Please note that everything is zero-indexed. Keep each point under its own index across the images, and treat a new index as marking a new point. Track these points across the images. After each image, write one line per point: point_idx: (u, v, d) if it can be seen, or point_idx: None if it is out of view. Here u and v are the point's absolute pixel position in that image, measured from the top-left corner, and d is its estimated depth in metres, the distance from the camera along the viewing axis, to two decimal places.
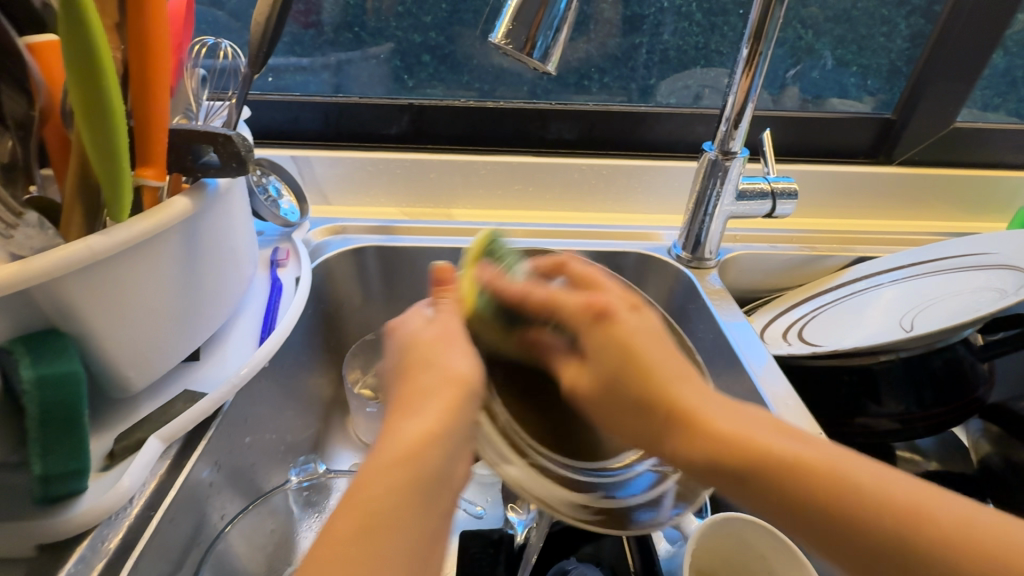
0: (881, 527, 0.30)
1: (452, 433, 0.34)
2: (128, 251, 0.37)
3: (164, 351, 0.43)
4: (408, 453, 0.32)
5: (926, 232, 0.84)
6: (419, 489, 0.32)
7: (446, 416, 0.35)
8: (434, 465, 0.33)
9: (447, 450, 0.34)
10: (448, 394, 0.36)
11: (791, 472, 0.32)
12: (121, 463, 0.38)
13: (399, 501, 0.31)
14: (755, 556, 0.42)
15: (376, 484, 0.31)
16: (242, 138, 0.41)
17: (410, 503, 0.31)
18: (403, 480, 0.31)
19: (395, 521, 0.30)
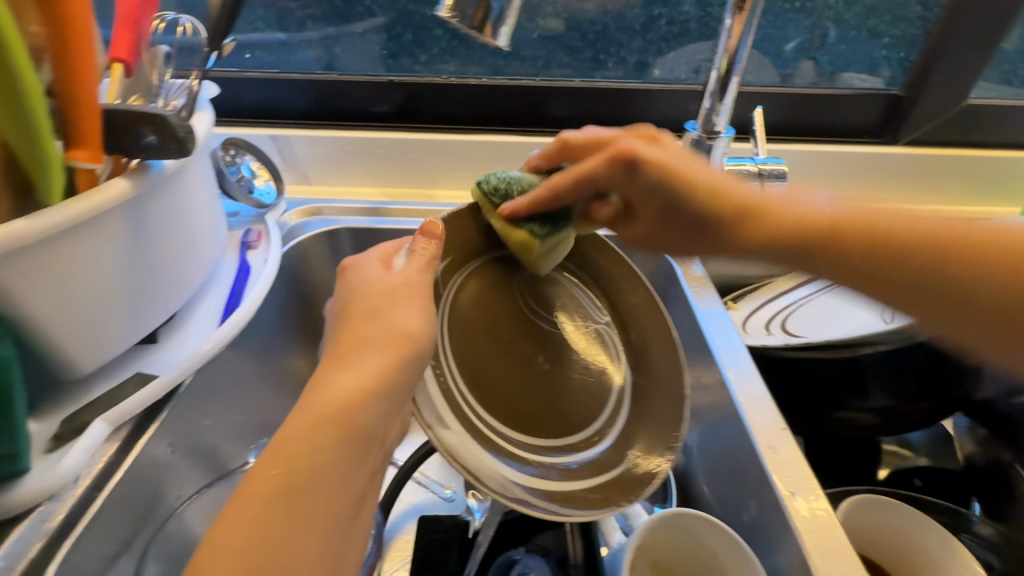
0: (914, 245, 0.39)
1: (387, 391, 0.36)
2: (62, 237, 0.36)
3: (114, 334, 0.43)
4: (337, 407, 0.33)
5: (931, 218, 0.79)
6: (340, 442, 0.33)
7: (383, 375, 0.36)
8: (364, 418, 0.34)
9: (384, 401, 0.35)
10: (404, 364, 0.37)
11: (803, 221, 0.43)
12: (65, 446, 0.38)
13: (333, 455, 0.32)
14: (708, 551, 0.41)
15: (297, 433, 0.32)
16: (179, 119, 0.40)
17: (340, 455, 0.32)
18: (327, 434, 0.32)
19: (317, 472, 0.31)
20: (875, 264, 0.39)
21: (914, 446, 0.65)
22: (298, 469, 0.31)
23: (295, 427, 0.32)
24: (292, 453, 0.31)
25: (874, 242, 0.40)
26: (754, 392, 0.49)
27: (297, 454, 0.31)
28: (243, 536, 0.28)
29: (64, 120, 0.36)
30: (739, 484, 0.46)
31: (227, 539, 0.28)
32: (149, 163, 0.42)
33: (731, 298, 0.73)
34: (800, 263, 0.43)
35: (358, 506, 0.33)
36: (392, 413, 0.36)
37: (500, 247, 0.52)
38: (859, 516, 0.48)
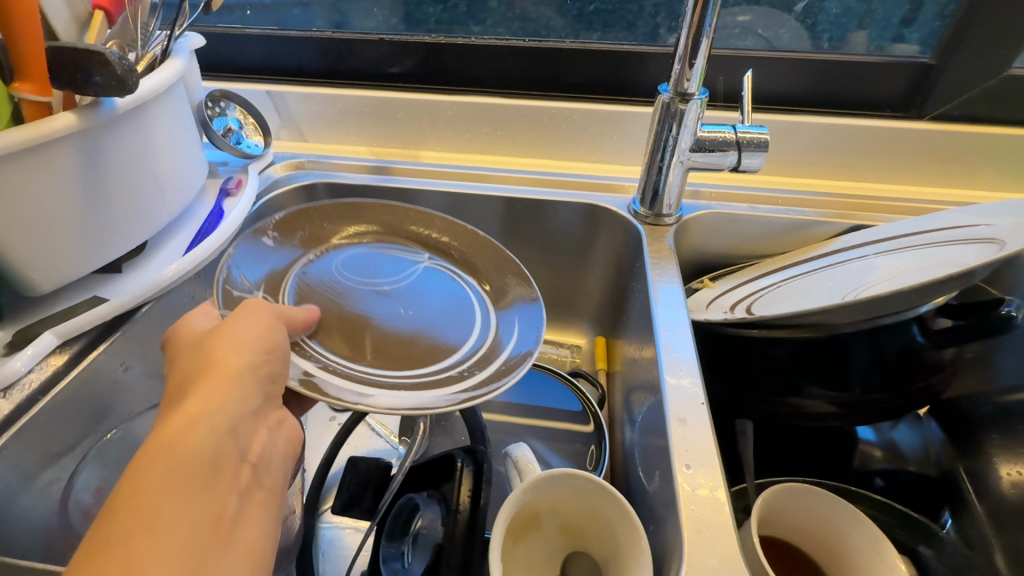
0: None
1: (230, 407, 0.33)
2: (7, 161, 0.40)
3: (69, 257, 0.47)
4: (171, 440, 0.30)
5: (953, 203, 0.71)
6: (186, 475, 0.29)
7: (224, 394, 0.33)
8: (212, 444, 0.31)
9: (222, 422, 0.32)
10: (245, 388, 0.34)
11: None
12: (16, 351, 0.43)
13: (170, 488, 0.28)
14: (600, 512, 0.41)
15: (131, 483, 0.27)
16: (120, 58, 0.42)
17: (180, 487, 0.28)
18: (173, 468, 0.29)
19: (172, 514, 0.27)
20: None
21: (903, 453, 0.58)
22: (135, 516, 0.26)
23: (139, 476, 0.28)
24: (131, 500, 0.27)
25: None
26: (685, 365, 0.48)
27: (140, 504, 0.27)
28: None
29: (10, 55, 0.39)
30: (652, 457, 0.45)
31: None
32: (99, 100, 0.45)
33: (708, 277, 0.69)
34: None
35: (229, 533, 0.29)
36: (245, 430, 0.33)
37: (346, 240, 0.59)
38: (783, 504, 0.45)
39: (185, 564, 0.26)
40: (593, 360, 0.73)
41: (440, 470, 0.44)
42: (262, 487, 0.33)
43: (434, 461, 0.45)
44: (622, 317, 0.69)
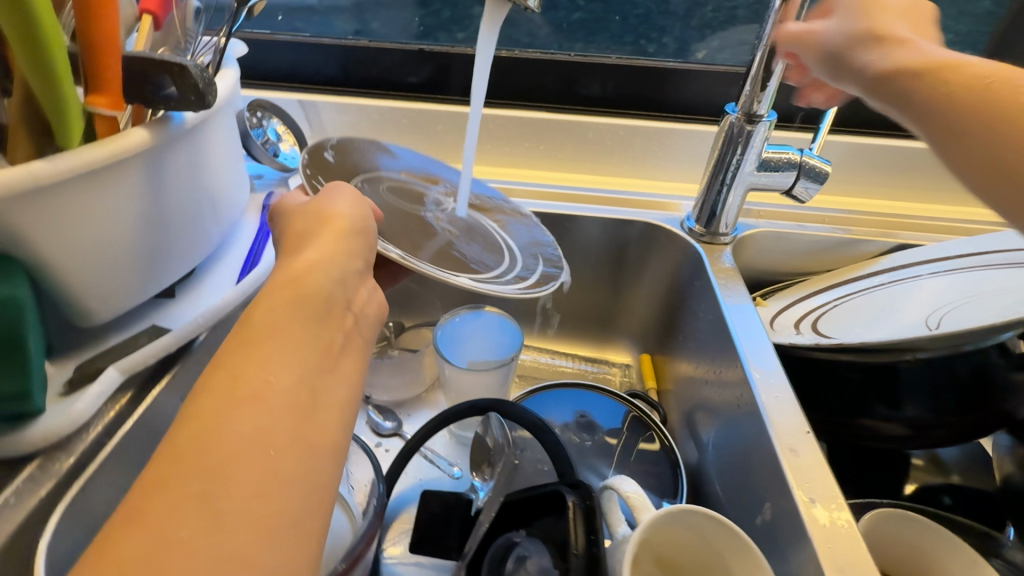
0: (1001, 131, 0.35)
1: (333, 261, 0.36)
2: (82, 182, 0.36)
3: (128, 284, 0.43)
4: (292, 277, 0.33)
5: (985, 221, 0.74)
6: (306, 303, 0.31)
7: (332, 248, 0.37)
8: (325, 284, 0.33)
9: (331, 269, 0.35)
10: (343, 254, 0.37)
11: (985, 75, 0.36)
12: (78, 391, 0.39)
13: (290, 311, 0.30)
14: (714, 549, 0.39)
15: (262, 302, 0.30)
16: (200, 70, 0.39)
17: (299, 311, 0.31)
18: (294, 296, 0.31)
19: (295, 327, 0.30)
20: (991, 99, 0.36)
21: (947, 463, 0.61)
22: (266, 326, 0.29)
23: (267, 300, 0.31)
24: (260, 318, 0.30)
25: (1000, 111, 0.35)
26: (778, 391, 0.47)
27: (272, 316, 0.30)
28: (244, 377, 0.26)
29: (83, 64, 0.35)
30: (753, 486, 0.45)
31: (224, 379, 0.26)
32: (169, 114, 0.41)
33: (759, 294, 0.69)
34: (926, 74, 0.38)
35: (340, 356, 0.31)
36: (348, 283, 0.36)
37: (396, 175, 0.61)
38: (880, 530, 0.45)
39: (304, 367, 0.28)
40: (642, 379, 0.72)
41: (545, 505, 0.42)
42: (365, 335, 0.34)
43: (536, 496, 0.43)
44: (677, 335, 0.69)
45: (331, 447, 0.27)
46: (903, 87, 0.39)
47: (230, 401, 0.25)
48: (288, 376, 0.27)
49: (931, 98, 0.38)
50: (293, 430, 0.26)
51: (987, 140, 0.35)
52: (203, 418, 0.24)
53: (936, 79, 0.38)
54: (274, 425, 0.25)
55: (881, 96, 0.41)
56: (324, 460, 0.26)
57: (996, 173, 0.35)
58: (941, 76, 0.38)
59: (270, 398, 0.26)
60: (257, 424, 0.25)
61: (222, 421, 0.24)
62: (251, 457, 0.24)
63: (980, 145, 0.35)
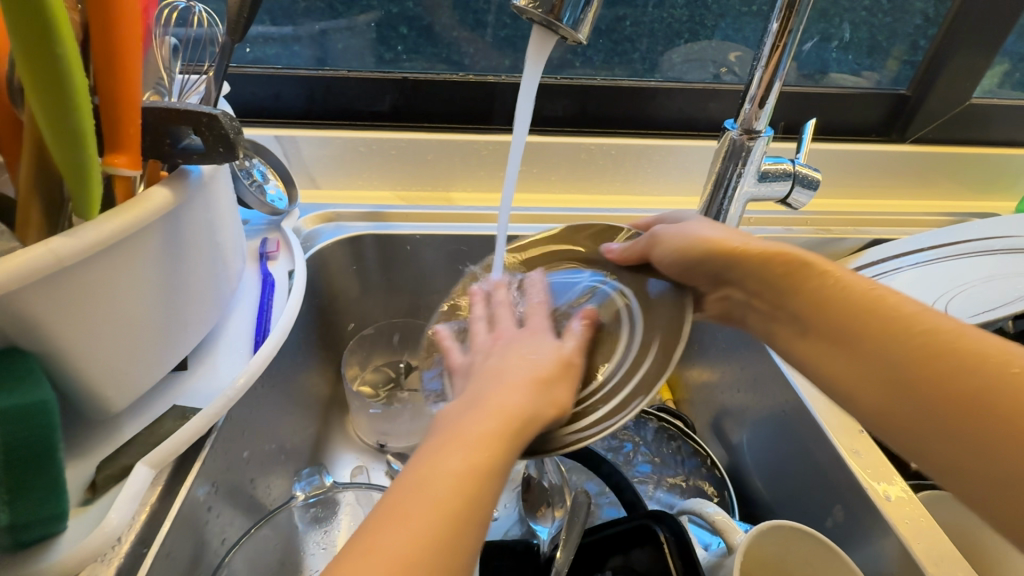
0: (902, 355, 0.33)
1: (545, 392, 0.36)
2: (102, 257, 0.31)
3: (145, 363, 0.37)
4: (517, 409, 0.34)
5: (937, 213, 0.82)
6: (503, 422, 0.33)
7: (555, 387, 0.37)
8: (521, 407, 0.34)
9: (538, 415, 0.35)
10: (550, 377, 0.37)
11: (919, 352, 0.32)
12: (105, 496, 0.34)
13: (493, 432, 0.32)
14: (799, 562, 0.40)
15: (486, 417, 0.33)
16: (228, 118, 0.36)
17: (498, 436, 0.32)
18: (504, 423, 0.33)
19: (490, 450, 0.31)
20: (954, 383, 0.30)
21: None
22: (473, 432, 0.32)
23: (475, 414, 0.33)
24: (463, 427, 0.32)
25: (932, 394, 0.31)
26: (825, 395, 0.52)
27: (479, 429, 0.32)
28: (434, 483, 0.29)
29: (102, 121, 0.31)
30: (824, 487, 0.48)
31: (421, 481, 0.30)
32: (186, 168, 0.37)
33: None
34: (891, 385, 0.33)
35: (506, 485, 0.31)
36: (550, 409, 0.35)
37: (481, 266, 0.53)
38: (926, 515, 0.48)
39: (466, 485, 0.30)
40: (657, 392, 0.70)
41: (627, 539, 0.42)
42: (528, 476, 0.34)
43: (619, 532, 0.42)
44: (688, 344, 0.69)
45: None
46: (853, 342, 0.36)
47: (416, 498, 0.29)
48: (461, 491, 0.29)
49: (879, 398, 0.34)
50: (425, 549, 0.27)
51: (972, 468, 0.29)
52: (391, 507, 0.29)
53: (921, 365, 0.32)
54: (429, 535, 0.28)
55: (818, 354, 0.38)
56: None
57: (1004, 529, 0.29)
58: (918, 336, 0.33)
59: (442, 508, 0.29)
60: (416, 531, 0.28)
61: (400, 519, 0.28)
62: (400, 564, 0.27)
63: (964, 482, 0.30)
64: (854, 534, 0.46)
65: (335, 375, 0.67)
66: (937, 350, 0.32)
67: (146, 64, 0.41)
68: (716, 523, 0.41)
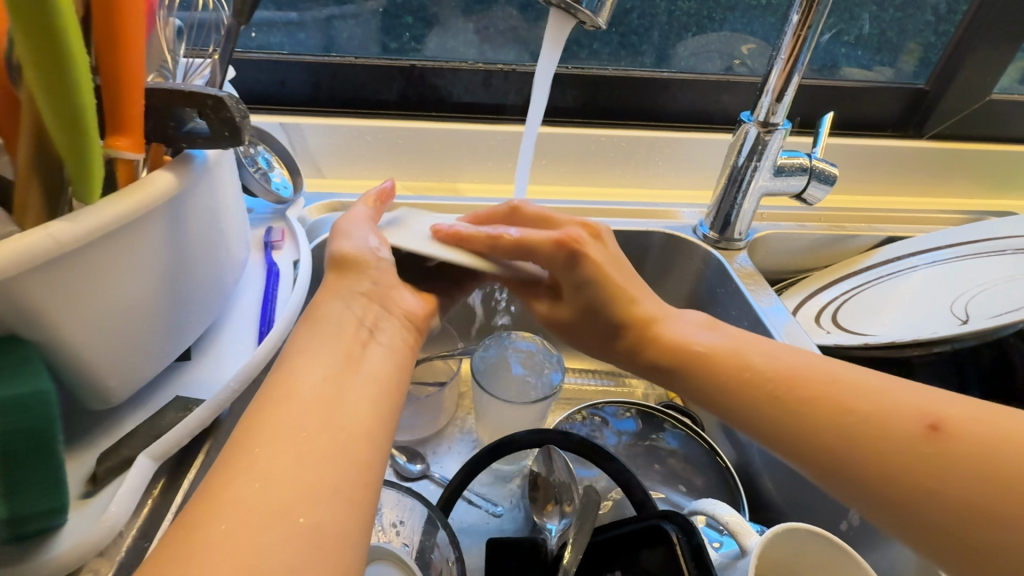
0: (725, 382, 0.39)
1: (343, 294, 0.35)
2: (103, 242, 0.30)
3: (147, 352, 0.36)
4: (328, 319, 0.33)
5: (952, 210, 0.81)
6: (324, 333, 0.32)
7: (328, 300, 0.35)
8: (332, 317, 0.33)
9: (346, 304, 0.34)
10: (352, 280, 0.36)
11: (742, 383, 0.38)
12: (107, 489, 0.33)
13: (320, 344, 0.31)
14: (813, 566, 0.39)
15: (305, 340, 0.31)
16: (234, 101, 0.34)
17: (324, 346, 0.31)
18: (323, 338, 0.32)
19: (332, 368, 0.30)
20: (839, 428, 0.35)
21: None
22: (299, 356, 0.30)
23: (296, 350, 0.31)
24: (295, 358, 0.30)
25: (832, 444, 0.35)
26: None
27: (303, 359, 0.30)
28: (278, 422, 0.27)
29: (103, 101, 0.30)
30: None
31: (264, 421, 0.27)
32: (191, 153, 0.36)
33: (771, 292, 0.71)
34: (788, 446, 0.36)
35: (359, 371, 0.31)
36: (359, 306, 0.35)
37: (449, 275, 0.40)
38: None
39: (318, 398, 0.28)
40: (664, 389, 0.70)
41: (637, 538, 0.41)
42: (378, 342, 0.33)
43: (629, 532, 0.41)
44: None
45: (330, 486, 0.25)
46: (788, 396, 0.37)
47: (268, 425, 0.26)
48: (318, 405, 0.28)
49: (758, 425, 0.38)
50: (309, 456, 0.26)
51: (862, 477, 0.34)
52: (237, 454, 0.25)
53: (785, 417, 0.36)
54: (300, 442, 0.26)
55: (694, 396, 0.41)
56: (353, 467, 0.26)
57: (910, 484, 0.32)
58: (745, 374, 0.39)
59: (299, 417, 0.27)
60: (287, 442, 0.26)
61: (254, 447, 0.25)
62: (279, 478, 0.24)
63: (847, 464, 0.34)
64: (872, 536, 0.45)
65: None
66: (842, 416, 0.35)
67: (150, 46, 0.40)
68: (728, 524, 0.40)
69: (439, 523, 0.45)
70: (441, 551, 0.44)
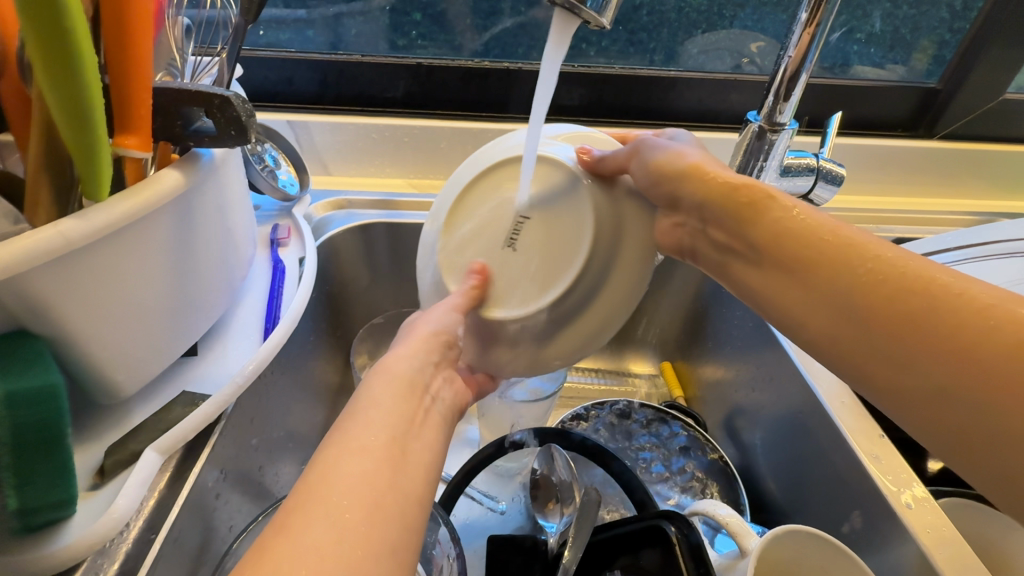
0: (842, 281, 0.33)
1: (421, 350, 0.35)
2: (112, 240, 0.31)
3: (154, 347, 0.37)
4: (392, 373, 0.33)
5: (963, 212, 0.79)
6: (399, 387, 0.32)
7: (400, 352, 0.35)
8: (406, 370, 0.34)
9: (415, 360, 0.35)
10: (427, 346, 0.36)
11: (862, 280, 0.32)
12: (114, 481, 0.34)
13: (388, 395, 0.31)
14: (812, 569, 0.39)
15: (377, 386, 0.32)
16: (240, 100, 0.35)
17: (390, 395, 0.31)
18: (392, 390, 0.32)
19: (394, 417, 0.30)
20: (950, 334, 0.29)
21: None
22: (367, 400, 0.30)
23: (362, 394, 0.31)
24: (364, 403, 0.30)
25: (951, 357, 0.28)
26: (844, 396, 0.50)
27: (369, 401, 0.30)
28: (347, 461, 0.26)
29: (112, 101, 0.31)
30: (845, 492, 0.48)
31: (330, 464, 0.26)
32: (197, 152, 0.37)
33: None
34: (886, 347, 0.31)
35: (423, 426, 0.31)
36: (429, 370, 0.35)
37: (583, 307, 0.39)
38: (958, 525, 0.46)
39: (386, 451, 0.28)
40: (667, 389, 0.70)
41: (637, 538, 0.41)
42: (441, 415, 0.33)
43: (628, 531, 0.42)
44: (702, 341, 0.68)
45: (390, 544, 0.24)
46: (803, 268, 0.35)
47: (343, 460, 0.26)
48: (382, 453, 0.27)
49: (829, 327, 0.34)
50: (372, 505, 0.25)
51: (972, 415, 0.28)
52: (311, 485, 0.25)
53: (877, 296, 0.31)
54: (373, 485, 0.26)
55: (772, 284, 0.37)
56: (414, 516, 0.26)
57: (951, 387, 0.28)
58: (865, 266, 0.32)
59: (373, 457, 0.27)
60: (364, 483, 0.26)
61: (332, 481, 0.25)
62: (355, 514, 0.24)
63: (862, 353, 0.32)
64: (874, 540, 0.45)
65: (344, 363, 0.66)
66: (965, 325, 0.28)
67: (158, 44, 0.40)
68: (728, 524, 0.40)
69: (440, 521, 0.45)
70: (442, 548, 0.45)
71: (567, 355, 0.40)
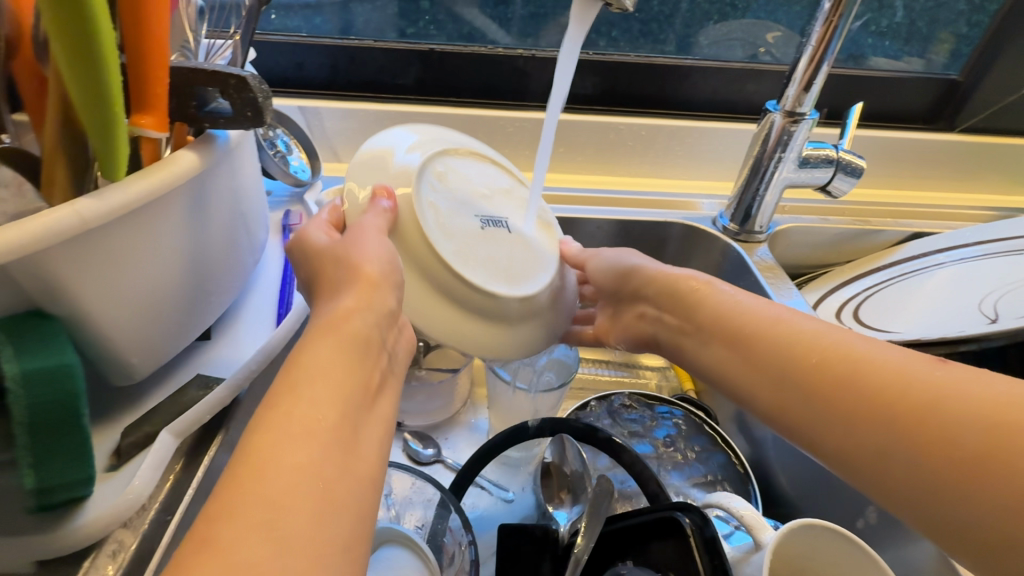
0: (783, 352, 0.36)
1: (371, 307, 0.34)
2: (128, 221, 0.30)
3: (169, 330, 0.36)
4: (332, 324, 0.32)
5: (982, 207, 0.78)
6: (350, 347, 0.31)
7: (353, 298, 0.34)
8: (362, 327, 0.33)
9: (370, 316, 0.34)
10: (382, 291, 0.35)
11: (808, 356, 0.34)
12: (129, 463, 0.34)
13: (336, 353, 0.30)
14: (827, 563, 0.39)
15: (316, 344, 0.30)
16: (257, 81, 0.34)
17: (343, 354, 0.30)
18: (340, 347, 0.31)
19: (335, 375, 0.29)
20: (901, 410, 0.29)
21: None
22: (314, 367, 0.29)
23: (306, 353, 0.30)
24: (307, 370, 0.29)
25: (912, 437, 0.28)
26: None
27: (312, 363, 0.29)
28: (287, 444, 0.25)
29: (129, 78, 0.30)
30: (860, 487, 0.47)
31: (270, 442, 0.25)
32: (212, 133, 0.36)
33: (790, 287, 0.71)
34: (823, 411, 0.32)
35: (375, 397, 0.30)
36: (385, 324, 0.34)
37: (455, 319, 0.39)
38: None
39: (331, 430, 0.26)
40: (678, 382, 0.69)
41: (650, 530, 0.41)
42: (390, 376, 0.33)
43: (641, 522, 0.41)
44: None
45: (339, 519, 0.24)
46: (751, 338, 0.38)
47: (286, 437, 0.25)
48: (329, 431, 0.26)
49: (771, 397, 0.36)
50: (314, 480, 0.24)
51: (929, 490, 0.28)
52: (246, 462, 0.24)
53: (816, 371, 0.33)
54: (324, 462, 0.25)
55: (719, 356, 0.40)
56: (360, 492, 0.26)
57: (906, 461, 0.29)
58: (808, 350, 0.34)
59: (319, 438, 0.26)
60: (305, 465, 0.24)
61: (267, 464, 0.24)
62: (298, 506, 0.23)
63: (803, 410, 0.33)
64: (890, 536, 0.45)
65: None
66: (916, 401, 0.29)
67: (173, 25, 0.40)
68: (743, 516, 0.39)
69: (451, 507, 0.45)
70: (453, 536, 0.44)
71: (437, 316, 0.39)
